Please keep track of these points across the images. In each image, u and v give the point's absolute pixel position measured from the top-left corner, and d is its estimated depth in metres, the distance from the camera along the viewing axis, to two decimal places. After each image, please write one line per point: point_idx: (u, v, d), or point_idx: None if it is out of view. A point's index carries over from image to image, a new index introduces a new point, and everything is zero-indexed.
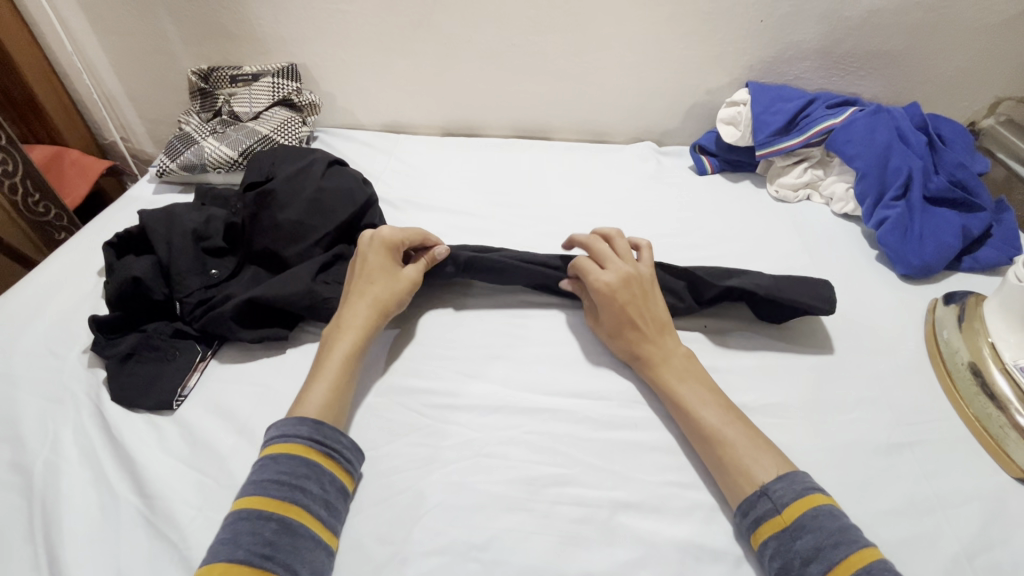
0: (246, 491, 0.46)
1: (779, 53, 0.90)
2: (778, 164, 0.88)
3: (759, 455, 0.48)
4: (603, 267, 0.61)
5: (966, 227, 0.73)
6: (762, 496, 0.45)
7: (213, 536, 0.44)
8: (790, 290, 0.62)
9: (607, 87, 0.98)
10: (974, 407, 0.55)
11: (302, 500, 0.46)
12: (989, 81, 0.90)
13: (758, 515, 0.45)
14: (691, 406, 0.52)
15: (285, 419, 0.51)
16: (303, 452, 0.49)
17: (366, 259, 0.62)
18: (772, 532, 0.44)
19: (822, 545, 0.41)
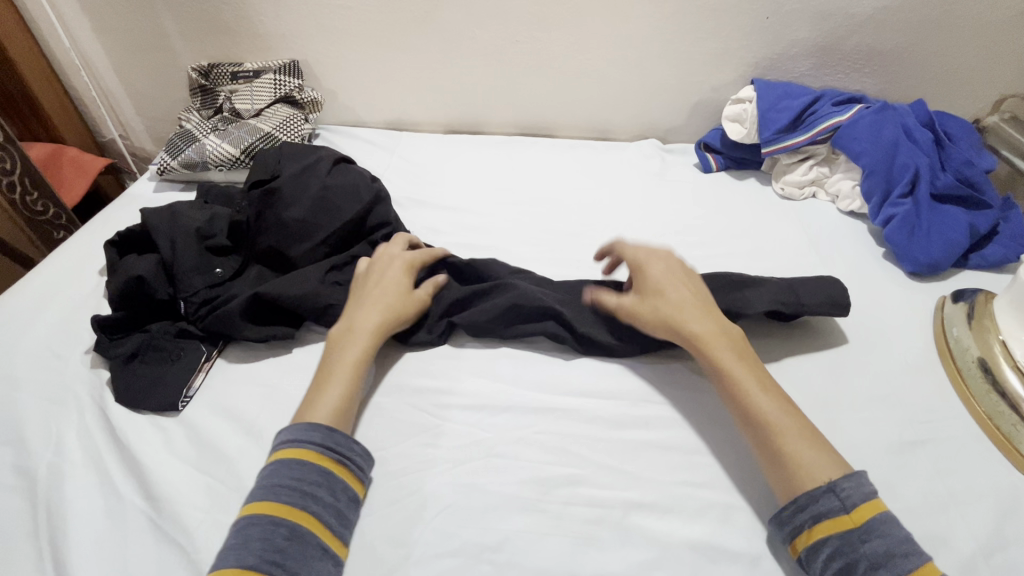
0: (297, 504, 0.45)
1: (785, 50, 0.89)
2: (783, 162, 0.88)
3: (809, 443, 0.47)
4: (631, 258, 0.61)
5: (973, 225, 0.73)
6: (829, 492, 0.44)
7: (252, 536, 0.44)
8: (809, 297, 0.61)
9: (612, 84, 0.97)
10: (985, 405, 0.55)
11: (313, 507, 0.46)
12: (994, 78, 0.90)
13: (821, 511, 0.43)
14: (752, 395, 0.50)
15: (296, 424, 0.51)
16: (315, 459, 0.48)
17: (382, 273, 0.62)
18: (828, 532, 0.43)
19: (893, 551, 0.41)
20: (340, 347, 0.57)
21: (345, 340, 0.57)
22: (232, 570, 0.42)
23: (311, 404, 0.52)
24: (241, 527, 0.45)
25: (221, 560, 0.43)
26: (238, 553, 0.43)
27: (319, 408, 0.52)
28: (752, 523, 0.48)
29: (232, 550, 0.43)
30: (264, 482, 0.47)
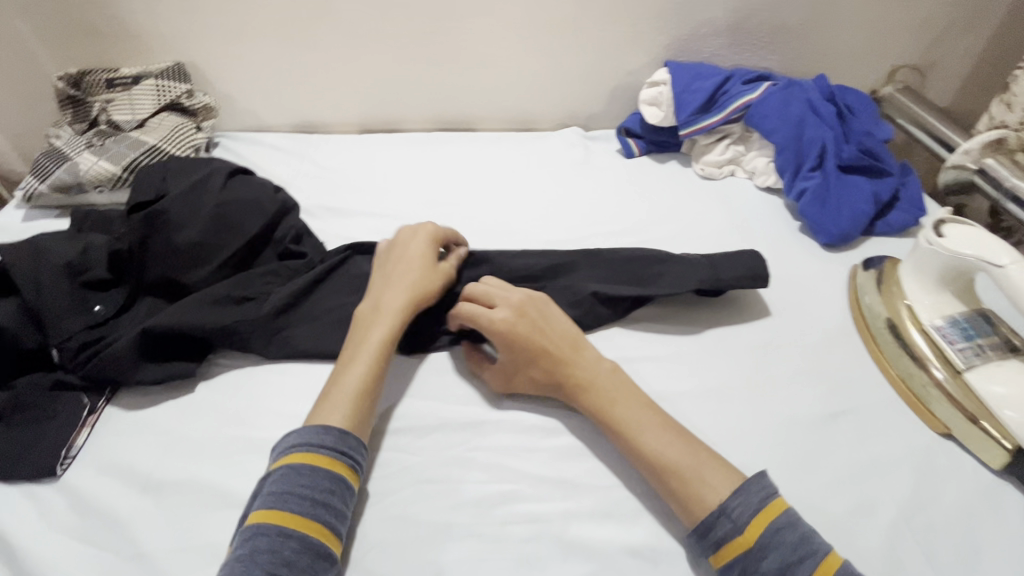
0: (308, 514, 0.42)
1: (693, 31, 0.90)
2: (702, 142, 0.88)
3: (685, 463, 0.46)
4: (493, 304, 0.55)
5: (877, 193, 0.76)
6: (721, 516, 0.43)
7: (259, 548, 0.40)
8: (725, 268, 0.63)
9: (527, 73, 0.94)
10: (898, 368, 0.57)
11: (325, 517, 0.43)
12: (886, 49, 0.94)
13: (720, 538, 0.42)
14: (633, 434, 0.48)
15: (311, 420, 0.48)
16: (327, 464, 0.45)
17: (406, 247, 0.61)
18: (733, 556, 0.42)
19: (788, 562, 0.40)
20: (367, 325, 0.55)
21: (370, 323, 0.55)
22: None
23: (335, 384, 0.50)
24: (246, 537, 0.41)
25: (226, 572, 0.39)
26: (244, 565, 0.39)
27: (343, 398, 0.49)
28: None
29: (236, 561, 0.39)
30: (272, 488, 0.43)
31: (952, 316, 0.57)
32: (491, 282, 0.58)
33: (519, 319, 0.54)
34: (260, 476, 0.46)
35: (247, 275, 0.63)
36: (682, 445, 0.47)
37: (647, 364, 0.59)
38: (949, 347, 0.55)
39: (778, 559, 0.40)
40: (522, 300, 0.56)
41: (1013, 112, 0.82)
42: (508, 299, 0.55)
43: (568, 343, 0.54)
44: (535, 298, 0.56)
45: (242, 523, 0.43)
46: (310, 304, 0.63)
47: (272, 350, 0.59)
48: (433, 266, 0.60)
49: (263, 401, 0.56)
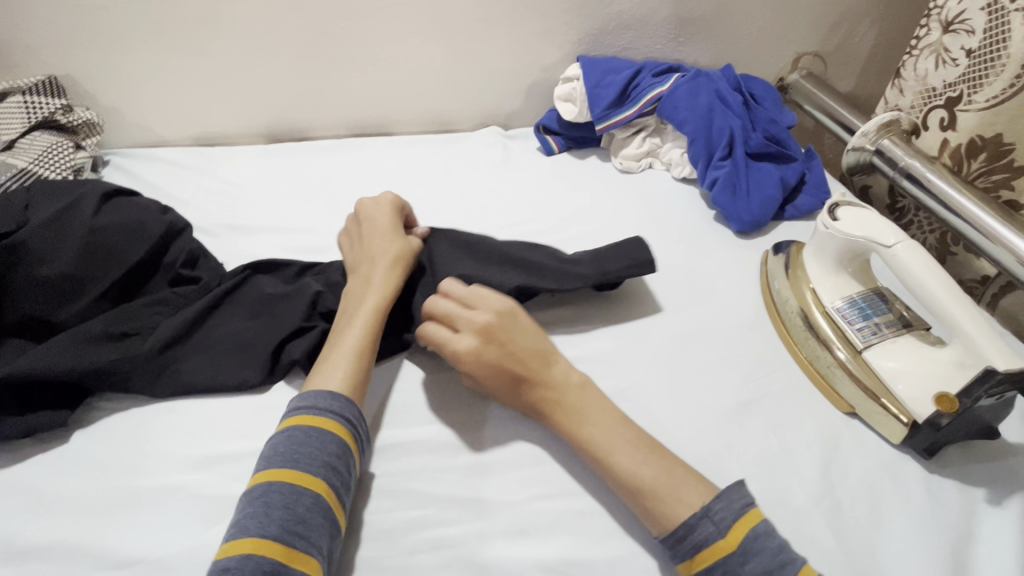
0: (319, 473, 0.43)
1: (603, 25, 0.89)
2: (619, 136, 0.88)
3: (655, 479, 0.44)
4: (457, 330, 0.52)
5: (784, 178, 0.78)
6: (703, 519, 0.42)
7: (273, 504, 0.41)
8: (613, 264, 0.61)
9: (441, 74, 0.92)
10: (806, 351, 0.58)
11: (333, 479, 0.43)
12: (789, 37, 0.97)
13: (701, 540, 0.41)
14: (602, 452, 0.46)
15: (309, 388, 0.49)
16: (334, 428, 0.46)
17: (376, 221, 0.63)
18: (714, 558, 0.41)
19: (771, 566, 0.40)
20: (358, 295, 0.56)
21: (359, 299, 0.56)
22: (251, 538, 0.39)
23: (333, 348, 0.52)
24: (259, 494, 0.41)
25: (239, 530, 0.39)
26: (257, 521, 0.40)
27: (340, 363, 0.50)
28: (603, 526, 0.46)
29: (248, 518, 0.40)
30: (278, 450, 0.44)
31: (851, 296, 0.58)
32: (458, 295, 0.55)
33: (487, 345, 0.51)
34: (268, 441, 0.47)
35: (129, 307, 0.58)
36: (657, 462, 0.45)
37: None
38: (849, 328, 0.56)
39: (761, 562, 0.40)
40: (486, 320, 0.52)
41: (904, 95, 0.85)
42: (466, 323, 0.52)
43: (537, 362, 0.51)
44: (501, 312, 0.53)
45: (249, 485, 0.43)
46: (203, 333, 0.58)
47: (160, 388, 0.55)
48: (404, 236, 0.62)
49: (150, 446, 0.52)
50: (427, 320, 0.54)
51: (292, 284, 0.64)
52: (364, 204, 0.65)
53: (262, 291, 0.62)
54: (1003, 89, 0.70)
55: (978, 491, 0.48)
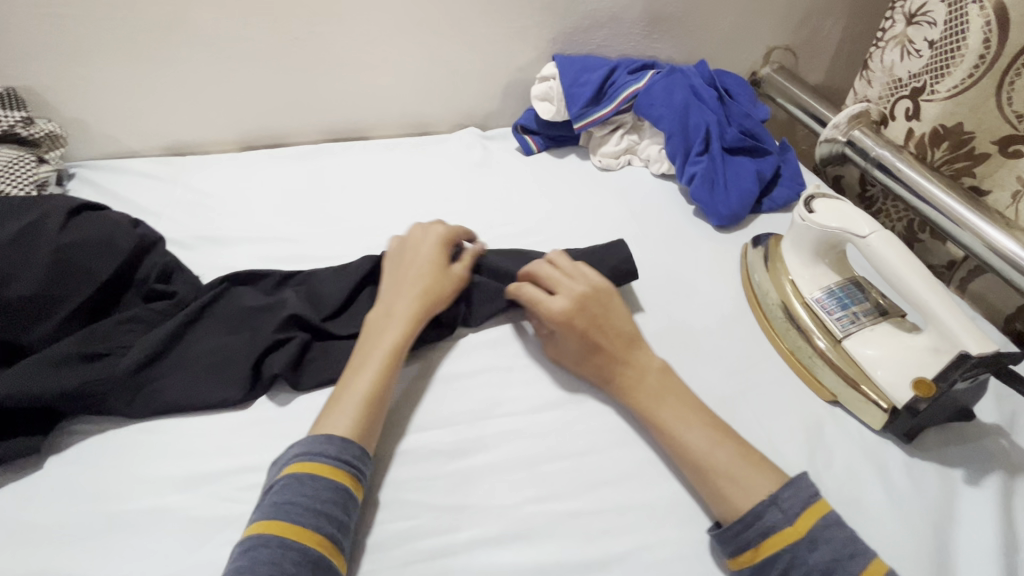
0: (309, 523, 0.41)
1: (577, 24, 0.89)
2: (597, 134, 0.89)
3: (728, 461, 0.47)
4: (554, 293, 0.56)
5: (760, 172, 0.79)
6: (772, 506, 0.44)
7: (259, 558, 0.39)
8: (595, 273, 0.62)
9: (416, 76, 0.91)
10: (788, 342, 0.59)
11: (325, 528, 0.42)
12: (760, 32, 0.98)
13: (770, 526, 0.43)
14: (676, 433, 0.49)
15: (309, 435, 0.47)
16: (330, 473, 0.44)
17: (417, 249, 0.60)
18: (782, 543, 0.42)
19: (839, 555, 0.41)
20: (376, 334, 0.54)
21: (382, 328, 0.54)
22: None
23: (343, 391, 0.50)
24: (247, 549, 0.40)
25: None
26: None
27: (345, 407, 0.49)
28: (595, 526, 0.47)
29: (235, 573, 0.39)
30: (271, 500, 0.43)
31: (829, 287, 0.59)
32: (563, 266, 0.58)
33: (580, 314, 0.54)
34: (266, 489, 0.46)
35: (101, 325, 0.56)
36: (730, 447, 0.48)
37: (551, 369, 0.58)
38: (828, 318, 0.57)
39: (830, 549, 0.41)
40: (584, 291, 0.56)
41: (872, 86, 0.87)
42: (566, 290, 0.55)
43: (624, 340, 0.54)
44: (598, 288, 0.56)
45: (244, 536, 0.42)
46: (180, 350, 0.57)
47: (137, 408, 0.53)
48: (442, 266, 0.59)
49: (128, 468, 0.50)
50: (524, 285, 0.57)
51: (272, 296, 0.63)
52: (413, 229, 0.62)
53: (242, 304, 0.61)
54: (963, 79, 0.72)
55: (956, 471, 0.50)
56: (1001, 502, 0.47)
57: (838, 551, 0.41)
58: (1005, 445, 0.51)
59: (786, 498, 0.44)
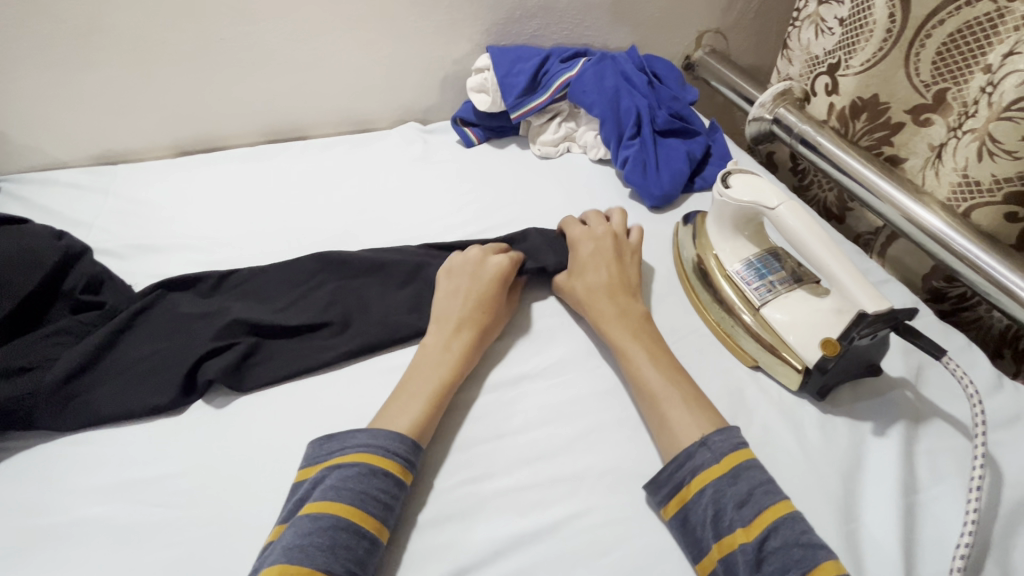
0: (382, 516, 0.44)
1: (509, 15, 0.90)
2: (535, 124, 0.90)
3: (679, 404, 0.50)
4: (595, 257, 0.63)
5: (690, 152, 0.82)
6: (702, 446, 0.47)
7: (338, 543, 0.41)
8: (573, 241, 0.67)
9: (350, 73, 0.90)
10: (714, 314, 0.61)
11: (390, 520, 0.44)
12: (690, 17, 1.01)
13: (698, 465, 0.46)
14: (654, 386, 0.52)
15: (380, 429, 0.48)
16: (400, 471, 0.46)
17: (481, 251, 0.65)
18: (706, 481, 0.45)
19: (754, 491, 0.43)
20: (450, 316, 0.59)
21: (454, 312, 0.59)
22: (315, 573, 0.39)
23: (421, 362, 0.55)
24: (322, 529, 0.42)
25: (303, 559, 0.40)
26: (321, 557, 0.40)
27: (420, 397, 0.51)
28: (528, 502, 0.48)
29: (317, 551, 0.40)
30: (345, 485, 0.44)
31: (748, 258, 0.62)
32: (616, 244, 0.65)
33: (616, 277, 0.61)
34: (326, 467, 0.47)
35: (25, 340, 0.55)
36: (685, 388, 0.52)
37: (487, 354, 0.59)
38: (747, 288, 0.59)
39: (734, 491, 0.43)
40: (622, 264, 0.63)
41: (794, 65, 0.91)
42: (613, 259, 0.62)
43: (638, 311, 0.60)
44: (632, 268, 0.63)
45: (306, 509, 0.44)
46: (110, 359, 0.57)
47: (65, 420, 0.52)
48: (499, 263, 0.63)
49: (56, 480, 0.50)
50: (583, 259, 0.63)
51: (206, 301, 0.63)
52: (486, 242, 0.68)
53: (178, 310, 0.61)
54: (875, 52, 0.75)
55: (866, 425, 0.53)
56: (905, 449, 0.50)
57: (753, 487, 0.44)
58: (910, 396, 0.54)
59: (715, 441, 0.47)
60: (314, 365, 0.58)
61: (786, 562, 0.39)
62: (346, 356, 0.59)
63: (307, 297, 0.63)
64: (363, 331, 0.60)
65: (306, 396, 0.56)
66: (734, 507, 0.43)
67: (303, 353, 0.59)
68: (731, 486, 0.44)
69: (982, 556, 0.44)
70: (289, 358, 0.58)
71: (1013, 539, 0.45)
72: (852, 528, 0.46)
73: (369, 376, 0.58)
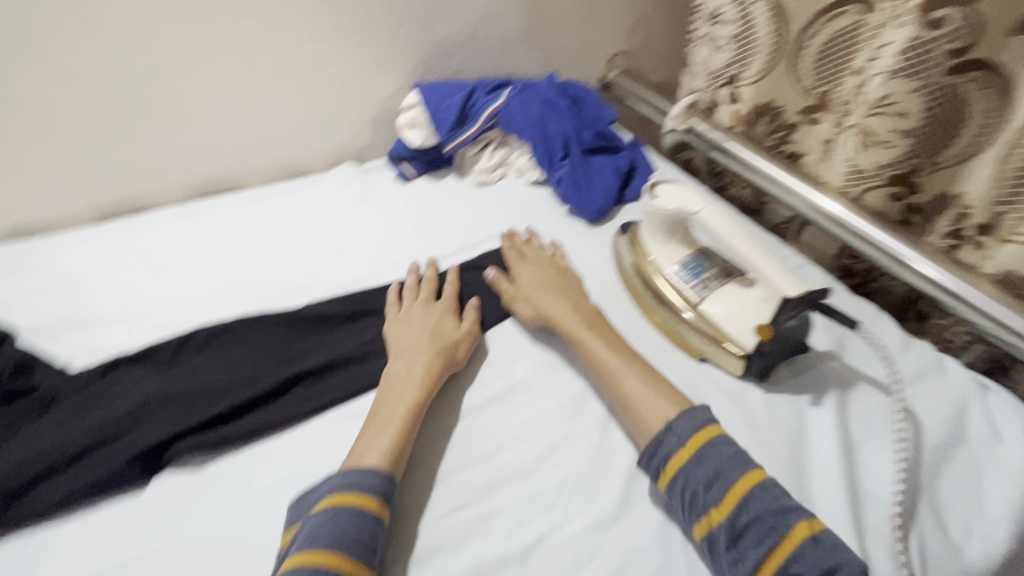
0: (358, 556, 0.43)
1: (431, 52, 0.93)
2: (470, 153, 0.93)
3: (636, 373, 0.56)
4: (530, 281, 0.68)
5: (617, 166, 0.87)
6: (668, 433, 0.51)
7: None
8: None
9: (279, 120, 0.90)
10: (659, 315, 0.66)
11: (370, 561, 0.44)
12: (600, 41, 1.08)
13: (668, 451, 0.50)
14: (623, 383, 0.56)
15: (349, 468, 0.49)
16: (374, 507, 0.46)
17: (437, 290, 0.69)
18: (678, 466, 0.49)
19: (720, 468, 0.48)
20: (408, 350, 0.60)
21: (412, 346, 0.61)
22: None
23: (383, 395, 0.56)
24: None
25: None
26: None
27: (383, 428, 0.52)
28: (511, 520, 0.49)
29: None
30: (319, 532, 0.44)
31: (683, 260, 0.66)
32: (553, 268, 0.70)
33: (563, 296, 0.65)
34: (299, 521, 0.46)
35: None
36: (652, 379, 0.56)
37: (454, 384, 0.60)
38: (685, 288, 0.64)
39: (711, 466, 0.48)
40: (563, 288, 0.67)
41: (697, 79, 0.99)
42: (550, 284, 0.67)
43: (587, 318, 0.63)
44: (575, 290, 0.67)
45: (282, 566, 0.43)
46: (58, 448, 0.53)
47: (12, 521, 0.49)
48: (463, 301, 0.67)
49: None
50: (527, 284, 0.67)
51: (160, 371, 0.60)
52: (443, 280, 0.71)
53: (134, 387, 0.58)
54: (763, 65, 0.85)
55: (804, 397, 0.58)
56: (839, 413, 0.56)
57: (718, 464, 0.48)
58: (836, 365, 0.61)
59: (680, 424, 0.51)
60: (282, 422, 0.57)
61: (758, 535, 0.44)
62: (315, 409, 0.58)
63: (280, 352, 0.63)
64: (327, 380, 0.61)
65: (275, 452, 0.55)
66: (706, 487, 0.47)
67: (269, 411, 0.57)
68: (699, 468, 0.48)
69: (916, 497, 0.50)
70: (255, 418, 0.57)
71: (935, 479, 0.51)
72: (805, 494, 0.51)
73: (337, 422, 0.58)
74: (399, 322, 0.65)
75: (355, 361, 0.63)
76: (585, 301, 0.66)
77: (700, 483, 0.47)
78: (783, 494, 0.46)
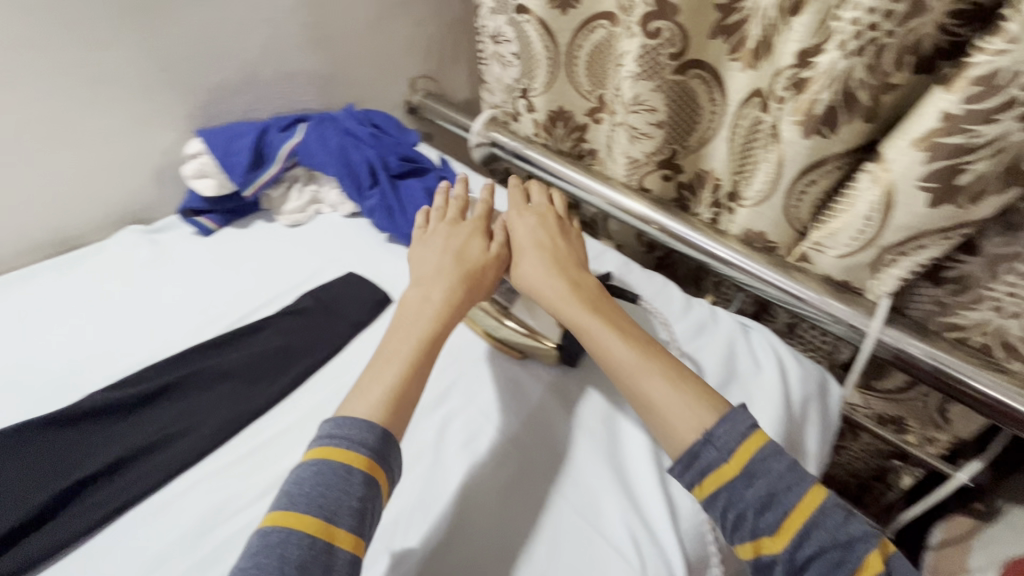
0: (328, 520, 0.45)
1: (209, 96, 0.87)
2: (274, 196, 0.89)
3: (658, 373, 0.55)
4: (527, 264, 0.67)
5: (428, 188, 0.87)
6: (706, 442, 0.50)
7: (284, 551, 0.43)
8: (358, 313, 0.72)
9: (28, 192, 0.77)
10: (478, 321, 0.68)
11: (348, 523, 0.46)
12: (397, 68, 1.10)
13: (709, 465, 0.50)
14: (641, 381, 0.55)
15: (339, 421, 0.51)
16: (362, 464, 0.49)
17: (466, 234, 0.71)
18: (721, 482, 0.49)
19: (775, 490, 0.48)
20: (408, 328, 0.60)
21: (418, 316, 0.61)
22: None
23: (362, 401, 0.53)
24: (273, 536, 0.44)
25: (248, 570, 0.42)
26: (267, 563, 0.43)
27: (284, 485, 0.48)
28: None
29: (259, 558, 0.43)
30: (298, 492, 0.47)
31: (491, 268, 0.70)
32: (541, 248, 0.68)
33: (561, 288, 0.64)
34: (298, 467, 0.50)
35: None
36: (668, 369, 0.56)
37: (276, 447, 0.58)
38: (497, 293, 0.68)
39: (765, 485, 0.48)
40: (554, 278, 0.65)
41: (494, 94, 1.03)
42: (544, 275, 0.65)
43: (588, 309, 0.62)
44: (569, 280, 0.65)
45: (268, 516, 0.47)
46: None
47: None
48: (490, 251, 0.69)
49: None
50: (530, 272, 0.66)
51: None
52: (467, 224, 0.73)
53: None
54: (547, 76, 0.92)
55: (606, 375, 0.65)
56: None
57: (773, 484, 0.48)
58: None
59: (719, 435, 0.50)
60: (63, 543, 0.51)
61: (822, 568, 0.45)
62: (105, 517, 0.53)
63: (74, 455, 0.57)
64: (119, 480, 0.56)
65: None
66: (757, 513, 0.47)
67: (47, 534, 0.52)
68: (749, 490, 0.48)
69: None
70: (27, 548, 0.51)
71: None
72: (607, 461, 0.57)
73: (138, 522, 0.53)
74: (426, 240, 0.71)
75: (153, 450, 0.58)
76: (585, 277, 0.66)
77: (749, 507, 0.48)
78: (848, 520, 0.47)
